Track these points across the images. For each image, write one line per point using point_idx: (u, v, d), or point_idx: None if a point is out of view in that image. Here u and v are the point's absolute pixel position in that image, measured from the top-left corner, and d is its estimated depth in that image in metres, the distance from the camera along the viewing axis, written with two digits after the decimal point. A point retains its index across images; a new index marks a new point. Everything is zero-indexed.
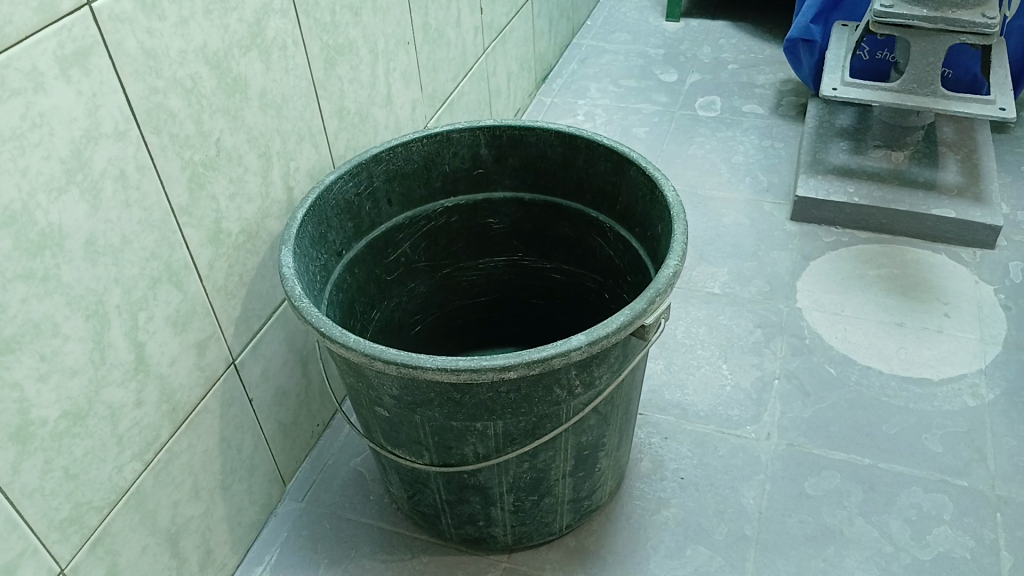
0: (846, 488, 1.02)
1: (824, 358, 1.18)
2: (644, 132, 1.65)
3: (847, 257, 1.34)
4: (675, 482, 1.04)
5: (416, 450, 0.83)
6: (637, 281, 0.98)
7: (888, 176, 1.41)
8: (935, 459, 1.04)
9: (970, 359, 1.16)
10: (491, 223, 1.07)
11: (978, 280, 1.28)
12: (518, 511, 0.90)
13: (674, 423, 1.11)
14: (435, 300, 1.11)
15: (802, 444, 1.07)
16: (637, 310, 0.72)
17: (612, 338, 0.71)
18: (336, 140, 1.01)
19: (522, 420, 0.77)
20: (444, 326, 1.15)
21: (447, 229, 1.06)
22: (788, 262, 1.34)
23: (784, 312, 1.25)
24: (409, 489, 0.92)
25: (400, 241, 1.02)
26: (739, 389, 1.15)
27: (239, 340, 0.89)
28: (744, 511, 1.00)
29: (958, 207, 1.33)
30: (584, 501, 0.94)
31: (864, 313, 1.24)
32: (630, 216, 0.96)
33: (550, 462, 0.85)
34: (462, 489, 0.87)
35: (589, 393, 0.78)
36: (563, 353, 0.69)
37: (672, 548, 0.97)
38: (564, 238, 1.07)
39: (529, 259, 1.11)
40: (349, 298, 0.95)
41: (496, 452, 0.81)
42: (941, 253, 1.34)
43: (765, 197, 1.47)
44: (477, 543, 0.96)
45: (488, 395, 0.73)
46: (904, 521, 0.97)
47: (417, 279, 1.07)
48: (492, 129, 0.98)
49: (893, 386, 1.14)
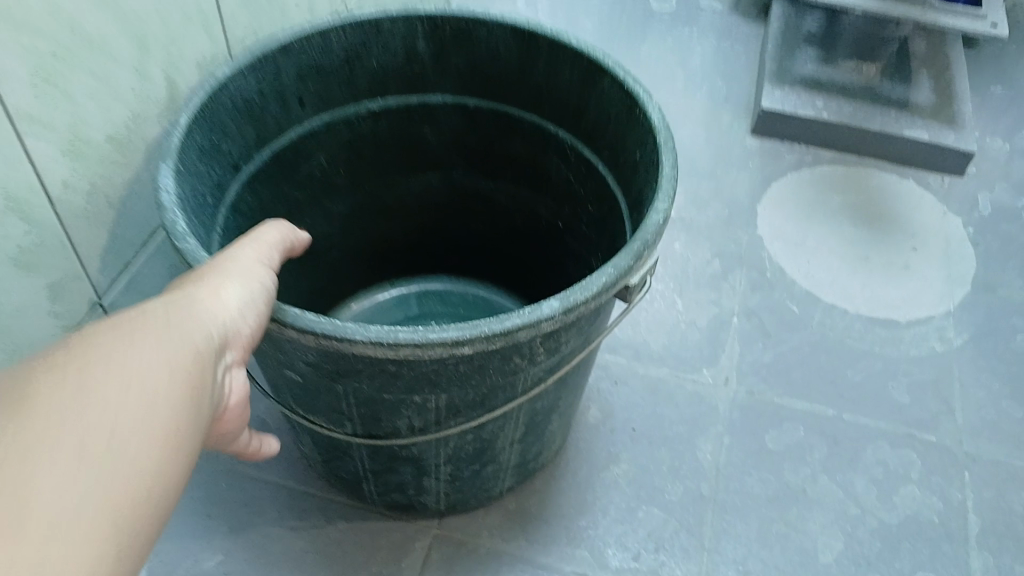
0: (810, 442, 0.94)
1: (786, 294, 1.08)
2: (592, 26, 1.47)
3: (811, 179, 1.23)
4: (627, 434, 0.94)
5: (336, 419, 0.69)
6: (601, 212, 0.84)
7: (858, 91, 1.29)
8: (902, 411, 0.97)
9: (938, 301, 1.08)
10: (427, 132, 0.91)
11: (946, 211, 1.19)
12: (455, 481, 0.78)
13: (625, 366, 1.00)
14: (357, 221, 0.94)
15: (762, 392, 0.98)
16: (621, 268, 0.59)
17: (590, 304, 0.58)
18: (234, 23, 0.81)
19: (469, 393, 0.63)
20: (366, 251, 0.99)
21: (373, 138, 0.88)
22: (748, 184, 1.21)
23: (745, 241, 1.14)
24: (325, 454, 0.78)
25: (314, 152, 0.84)
26: (696, 328, 1.04)
27: (105, 277, 0.73)
28: (701, 468, 0.92)
29: (932, 130, 1.23)
30: (529, 463, 0.83)
31: (828, 244, 1.14)
32: (597, 136, 0.81)
33: (497, 432, 0.73)
34: (390, 460, 0.74)
35: (551, 359, 0.65)
36: (531, 325, 0.55)
37: (622, 509, 0.88)
38: (514, 155, 0.91)
39: (470, 176, 0.95)
40: (249, 225, 0.79)
41: (435, 425, 0.68)
42: (908, 178, 1.24)
43: (724, 108, 1.33)
44: (405, 508, 0.84)
45: (432, 368, 0.58)
46: (870, 480, 0.91)
47: (335, 196, 0.90)
48: (433, 17, 0.80)
49: (859, 328, 1.05)
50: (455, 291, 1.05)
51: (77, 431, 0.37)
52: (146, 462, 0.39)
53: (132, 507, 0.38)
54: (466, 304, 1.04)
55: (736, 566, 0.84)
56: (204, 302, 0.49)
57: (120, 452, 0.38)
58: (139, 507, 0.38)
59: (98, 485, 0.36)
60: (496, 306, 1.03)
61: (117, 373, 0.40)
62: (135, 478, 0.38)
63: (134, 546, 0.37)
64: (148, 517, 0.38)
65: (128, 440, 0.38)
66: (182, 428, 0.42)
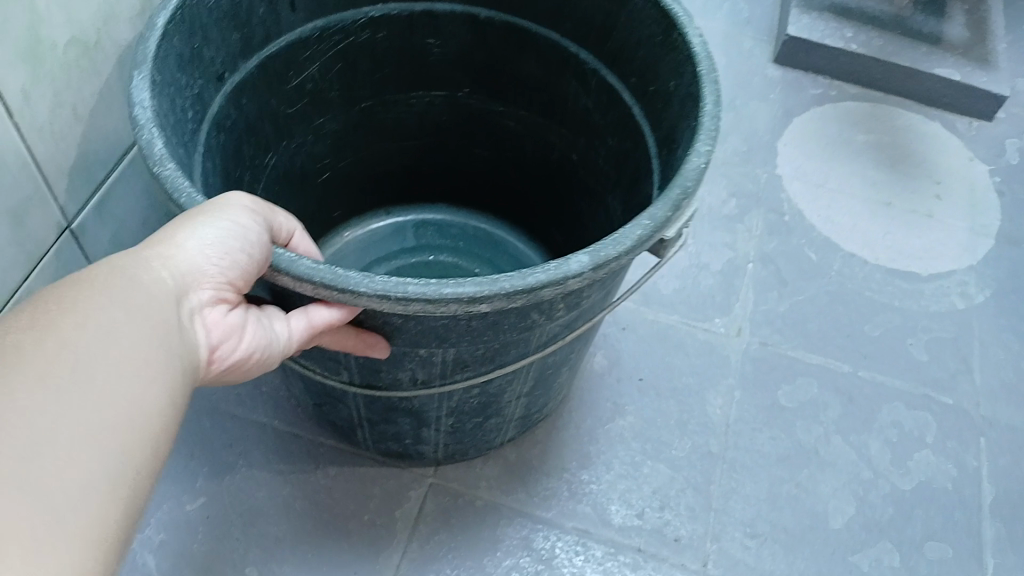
0: (824, 400, 0.89)
1: (804, 239, 1.02)
2: None
3: (834, 114, 1.15)
4: (634, 385, 0.89)
5: (331, 366, 0.62)
6: (621, 145, 0.76)
7: (889, 22, 1.21)
8: (920, 370, 0.92)
9: (959, 253, 1.03)
10: (430, 45, 0.81)
11: (972, 157, 1.13)
12: (455, 432, 0.72)
13: (633, 311, 0.95)
14: (350, 141, 0.86)
15: (775, 344, 0.93)
16: (659, 220, 0.51)
17: (622, 261, 0.50)
18: None
19: (480, 347, 0.56)
20: (358, 174, 0.90)
21: (370, 49, 0.79)
22: (767, 117, 1.13)
23: (763, 180, 1.07)
24: (316, 399, 0.72)
25: (305, 62, 0.75)
26: (709, 273, 0.98)
27: (74, 200, 0.64)
28: (711, 423, 0.87)
29: (963, 69, 1.16)
30: (534, 414, 0.78)
31: (847, 186, 1.08)
32: (624, 60, 0.72)
33: (505, 386, 0.66)
34: (388, 410, 0.68)
35: (571, 314, 0.58)
36: (556, 283, 0.48)
37: (627, 464, 0.83)
38: (525, 76, 0.82)
39: (476, 98, 0.86)
40: (233, 144, 0.70)
41: (440, 378, 0.61)
42: (934, 120, 1.17)
43: (744, 32, 1.24)
44: (400, 456, 0.78)
45: (441, 322, 0.51)
46: (885, 442, 0.87)
47: (326, 113, 0.81)
48: None
49: (878, 279, 1.00)
50: (454, 223, 0.97)
51: (65, 376, 0.37)
52: (119, 403, 0.38)
53: (122, 448, 0.37)
54: (466, 239, 0.96)
55: (745, 528, 0.81)
56: (165, 246, 0.45)
57: (106, 390, 0.38)
58: (115, 448, 0.37)
59: (64, 423, 0.35)
60: (499, 243, 0.96)
61: (83, 319, 0.39)
62: (125, 415, 0.38)
63: (118, 484, 0.37)
64: (128, 455, 0.38)
65: (95, 379, 0.37)
66: (155, 366, 0.41)
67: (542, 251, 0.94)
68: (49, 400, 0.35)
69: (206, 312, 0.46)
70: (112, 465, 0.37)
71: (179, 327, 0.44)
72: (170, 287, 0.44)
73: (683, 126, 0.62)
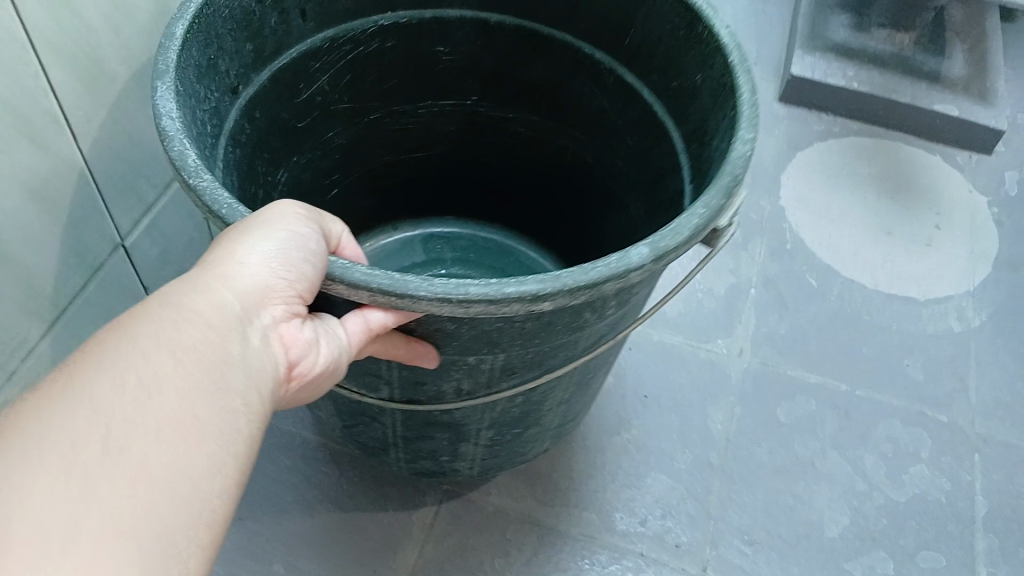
0: (821, 415, 0.93)
1: (806, 265, 1.07)
2: None
3: (836, 148, 1.20)
4: (639, 401, 0.94)
5: (374, 383, 0.65)
6: (642, 143, 0.81)
7: (891, 61, 1.26)
8: (917, 389, 0.96)
9: (959, 279, 1.07)
10: (440, 52, 0.85)
11: (972, 188, 1.18)
12: (494, 445, 0.75)
13: (638, 331, 1.00)
14: (355, 150, 0.90)
15: (776, 362, 0.97)
16: (713, 208, 0.52)
17: (679, 251, 0.50)
18: None
19: (528, 351, 0.59)
20: (368, 182, 0.95)
21: (380, 56, 0.83)
22: (773, 150, 1.19)
23: (767, 210, 1.12)
24: (347, 419, 0.75)
25: (314, 73, 0.78)
26: (711, 296, 1.03)
27: (125, 217, 0.72)
28: (712, 436, 0.91)
29: (962, 104, 1.21)
30: (568, 423, 0.80)
31: (850, 216, 1.13)
32: (638, 58, 0.77)
33: (548, 393, 0.69)
34: (427, 424, 0.71)
35: (618, 312, 0.60)
36: (619, 277, 0.48)
37: (631, 473, 0.88)
38: (536, 81, 0.87)
39: (483, 106, 0.92)
40: (249, 155, 0.73)
41: (486, 387, 0.64)
42: (935, 153, 1.22)
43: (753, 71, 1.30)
44: (433, 472, 0.81)
45: (495, 325, 0.53)
46: (880, 457, 0.91)
47: (334, 124, 0.85)
48: None
49: (877, 302, 1.04)
50: (464, 235, 1.05)
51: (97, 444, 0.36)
52: (153, 468, 0.37)
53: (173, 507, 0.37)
54: (475, 247, 1.04)
55: (742, 535, 0.84)
56: (217, 277, 0.45)
57: (145, 451, 0.37)
58: (151, 514, 0.36)
59: (103, 493, 0.35)
60: (508, 250, 1.04)
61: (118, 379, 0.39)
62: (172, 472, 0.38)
63: (154, 553, 0.36)
64: (181, 509, 0.37)
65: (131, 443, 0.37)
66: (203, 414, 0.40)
67: (552, 254, 1.02)
68: (71, 477, 0.35)
69: (280, 328, 0.48)
70: (164, 521, 0.37)
71: (236, 363, 0.44)
72: (226, 317, 0.44)
73: (716, 118, 0.64)
